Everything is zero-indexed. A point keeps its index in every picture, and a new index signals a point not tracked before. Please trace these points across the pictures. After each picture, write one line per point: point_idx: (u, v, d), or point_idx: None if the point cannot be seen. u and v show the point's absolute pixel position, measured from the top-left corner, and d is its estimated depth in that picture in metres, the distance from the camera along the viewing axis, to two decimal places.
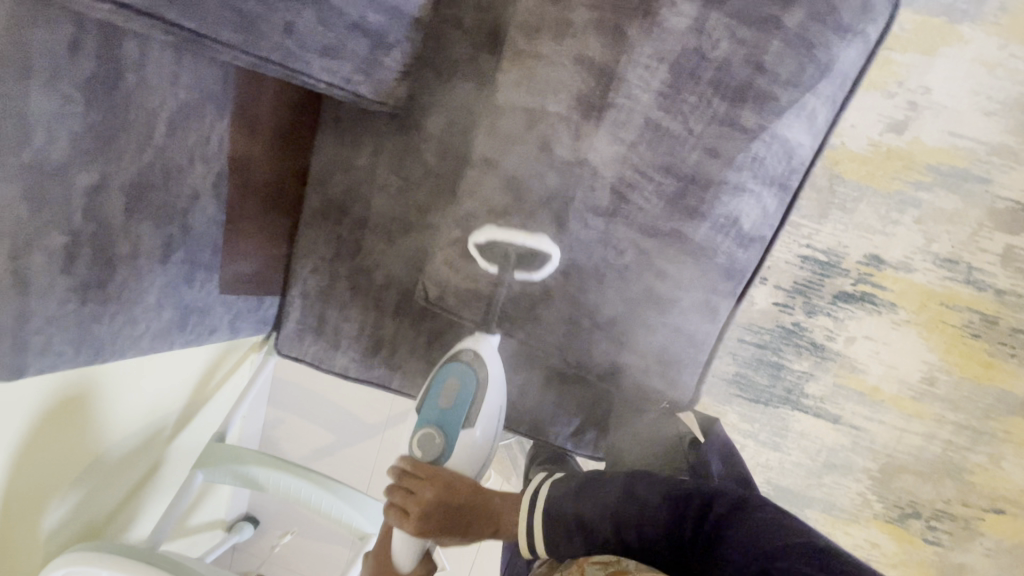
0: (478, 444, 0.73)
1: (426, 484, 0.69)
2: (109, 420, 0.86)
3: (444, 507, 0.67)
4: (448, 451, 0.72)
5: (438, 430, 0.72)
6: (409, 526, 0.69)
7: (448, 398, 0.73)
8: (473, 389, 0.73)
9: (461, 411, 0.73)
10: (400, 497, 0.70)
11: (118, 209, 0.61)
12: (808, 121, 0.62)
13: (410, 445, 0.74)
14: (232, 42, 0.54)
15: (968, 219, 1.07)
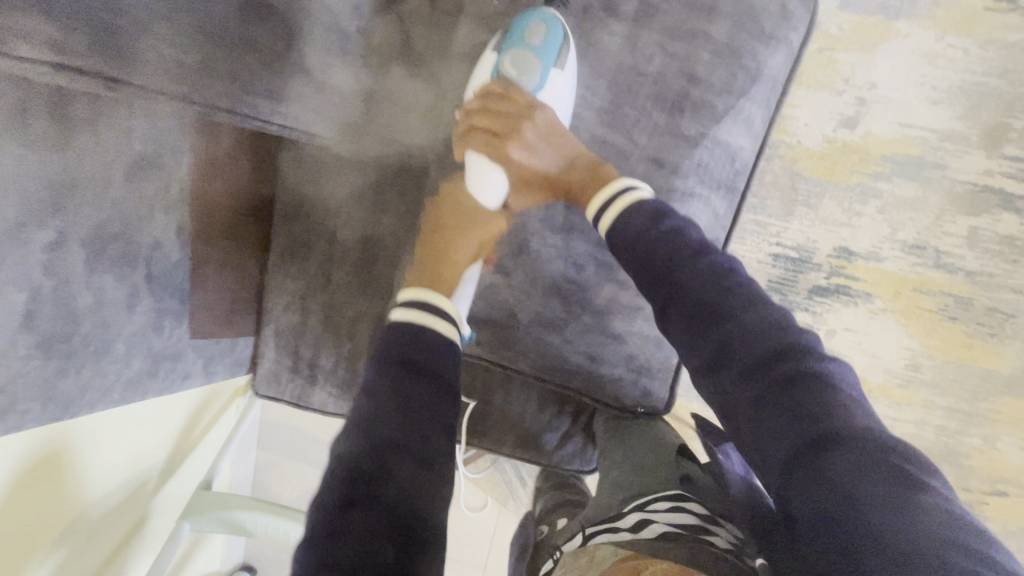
0: (561, 92, 0.61)
1: (523, 111, 0.60)
2: (87, 473, 0.84)
3: (541, 143, 0.61)
4: (537, 90, 0.60)
5: (527, 59, 0.59)
6: (503, 150, 0.61)
7: (538, 35, 0.59)
8: (568, 39, 0.60)
9: (554, 50, 0.59)
10: (492, 119, 0.61)
11: (77, 264, 0.62)
12: (747, 125, 0.63)
13: (495, 69, 0.61)
14: (176, 92, 0.55)
15: (930, 206, 1.09)
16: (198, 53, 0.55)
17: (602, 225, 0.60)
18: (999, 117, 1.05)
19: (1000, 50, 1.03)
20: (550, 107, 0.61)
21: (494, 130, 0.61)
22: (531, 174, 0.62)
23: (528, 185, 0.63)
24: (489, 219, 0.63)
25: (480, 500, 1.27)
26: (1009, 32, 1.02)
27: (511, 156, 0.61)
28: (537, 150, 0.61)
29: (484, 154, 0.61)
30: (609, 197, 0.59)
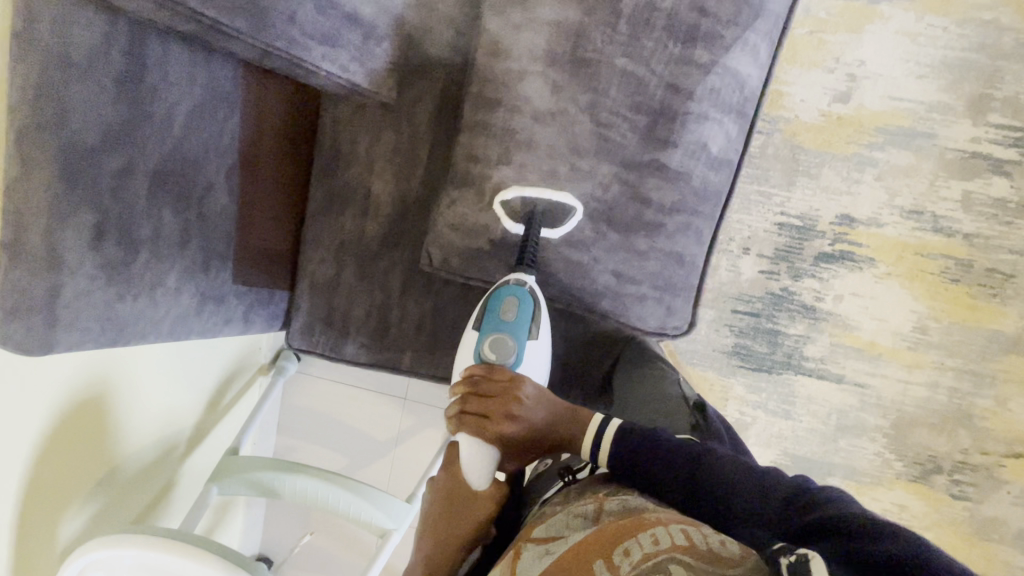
0: (534, 357, 0.71)
1: (510, 388, 0.66)
2: (128, 423, 0.87)
3: (530, 403, 0.66)
4: (517, 363, 0.70)
5: (506, 341, 0.69)
6: (493, 434, 0.65)
7: (512, 311, 0.70)
8: (538, 308, 0.71)
9: (525, 322, 0.70)
10: (479, 403, 0.67)
11: (141, 192, 0.67)
12: (753, 54, 0.70)
13: (477, 352, 0.70)
14: (244, 29, 0.62)
15: (923, 172, 1.16)
16: None
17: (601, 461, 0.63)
18: (981, 89, 1.13)
19: (976, 28, 1.12)
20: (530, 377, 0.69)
21: (486, 412, 0.66)
22: (525, 441, 0.66)
23: (519, 451, 0.67)
24: (479, 495, 0.65)
25: None
26: (983, 12, 1.12)
27: (502, 433, 0.65)
28: (526, 410, 0.66)
29: (481, 438, 0.65)
30: (600, 421, 0.65)
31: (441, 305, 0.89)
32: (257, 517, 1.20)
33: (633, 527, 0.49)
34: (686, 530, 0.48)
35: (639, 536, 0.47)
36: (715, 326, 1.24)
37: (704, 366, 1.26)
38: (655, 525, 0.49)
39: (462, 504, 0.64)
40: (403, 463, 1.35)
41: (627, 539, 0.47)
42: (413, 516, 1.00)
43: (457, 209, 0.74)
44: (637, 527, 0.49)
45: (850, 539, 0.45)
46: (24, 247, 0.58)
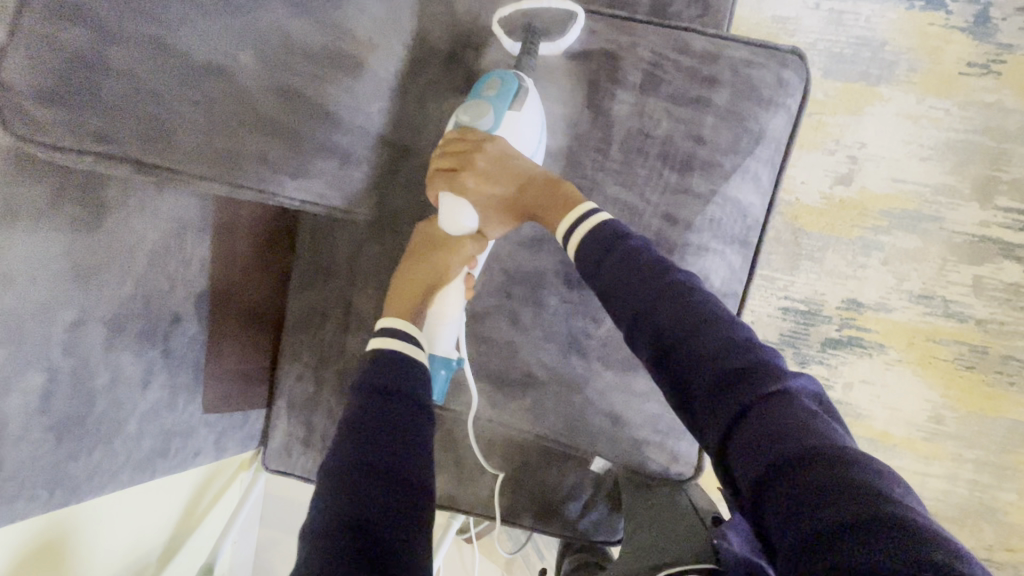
0: (522, 133, 0.64)
1: (476, 145, 0.62)
2: (87, 559, 0.80)
3: (496, 167, 0.63)
4: (495, 128, 0.63)
5: (482, 105, 0.62)
6: (458, 184, 0.62)
7: (493, 88, 0.63)
8: (523, 85, 0.63)
9: (510, 97, 0.63)
10: (448, 158, 0.63)
11: (97, 342, 0.62)
12: (755, 181, 0.66)
13: (454, 124, 0.64)
14: (207, 173, 0.57)
15: (931, 256, 1.11)
16: (229, 135, 0.57)
17: (572, 246, 0.61)
18: (987, 171, 1.09)
19: (979, 110, 1.09)
20: (507, 138, 0.63)
21: (453, 162, 0.63)
22: (496, 202, 0.64)
23: (490, 204, 0.65)
24: (454, 239, 0.66)
25: None
26: (986, 94, 1.09)
27: (469, 186, 0.63)
28: (493, 165, 0.63)
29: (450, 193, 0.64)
30: (578, 215, 0.60)
31: None
32: None
33: None
34: None
35: None
36: None
37: None
38: None
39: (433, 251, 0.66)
40: None
41: None
42: None
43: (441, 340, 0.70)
44: None
45: (792, 487, 0.40)
46: None
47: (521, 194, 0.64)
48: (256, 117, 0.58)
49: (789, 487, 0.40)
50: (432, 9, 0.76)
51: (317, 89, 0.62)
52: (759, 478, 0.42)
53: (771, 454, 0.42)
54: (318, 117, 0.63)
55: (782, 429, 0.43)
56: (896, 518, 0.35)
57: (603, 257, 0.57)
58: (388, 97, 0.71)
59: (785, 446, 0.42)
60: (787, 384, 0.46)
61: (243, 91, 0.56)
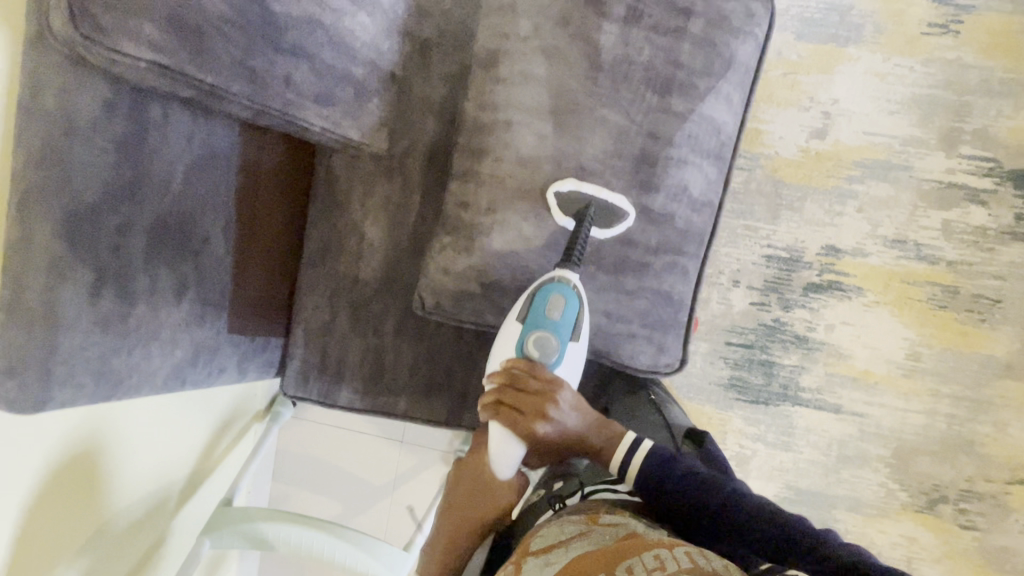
0: (574, 359, 0.71)
1: (548, 392, 0.68)
2: (118, 475, 0.86)
3: (565, 413, 0.69)
4: (557, 364, 0.69)
5: (550, 341, 0.68)
6: (527, 430, 0.69)
7: (558, 310, 0.67)
8: (583, 309, 0.69)
9: (571, 322, 0.69)
10: (516, 396, 0.69)
11: (138, 249, 0.68)
12: (726, 102, 0.74)
13: (520, 348, 0.69)
14: (241, 91, 0.64)
15: (902, 203, 1.19)
16: (258, 56, 0.64)
17: (626, 477, 0.69)
18: (951, 123, 1.18)
19: (941, 67, 1.17)
20: (568, 384, 0.70)
21: (521, 407, 0.69)
22: (554, 444, 0.71)
23: (547, 446, 0.72)
24: (504, 491, 0.73)
25: None
26: (946, 52, 1.17)
27: (535, 430, 0.69)
28: (562, 416, 0.69)
29: (515, 433, 0.69)
30: (628, 448, 0.70)
31: (435, 348, 0.90)
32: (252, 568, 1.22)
33: (638, 548, 0.51)
34: (688, 552, 0.51)
35: (644, 556, 0.49)
36: (710, 358, 1.25)
37: (701, 400, 1.25)
38: (657, 547, 0.51)
39: (487, 487, 0.73)
40: (401, 507, 1.33)
41: (630, 557, 0.49)
42: (409, 566, 0.98)
43: (447, 254, 0.76)
44: (641, 549, 0.51)
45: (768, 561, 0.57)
46: (21, 306, 0.59)
47: (576, 443, 0.72)
48: (281, 40, 0.65)
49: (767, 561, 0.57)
50: None
51: (336, 22, 0.69)
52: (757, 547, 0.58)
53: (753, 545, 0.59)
54: (335, 47, 0.70)
55: (756, 521, 0.60)
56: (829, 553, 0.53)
57: (658, 464, 0.68)
58: (396, 37, 0.79)
59: (758, 533, 0.59)
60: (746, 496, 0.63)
61: (272, 16, 0.63)
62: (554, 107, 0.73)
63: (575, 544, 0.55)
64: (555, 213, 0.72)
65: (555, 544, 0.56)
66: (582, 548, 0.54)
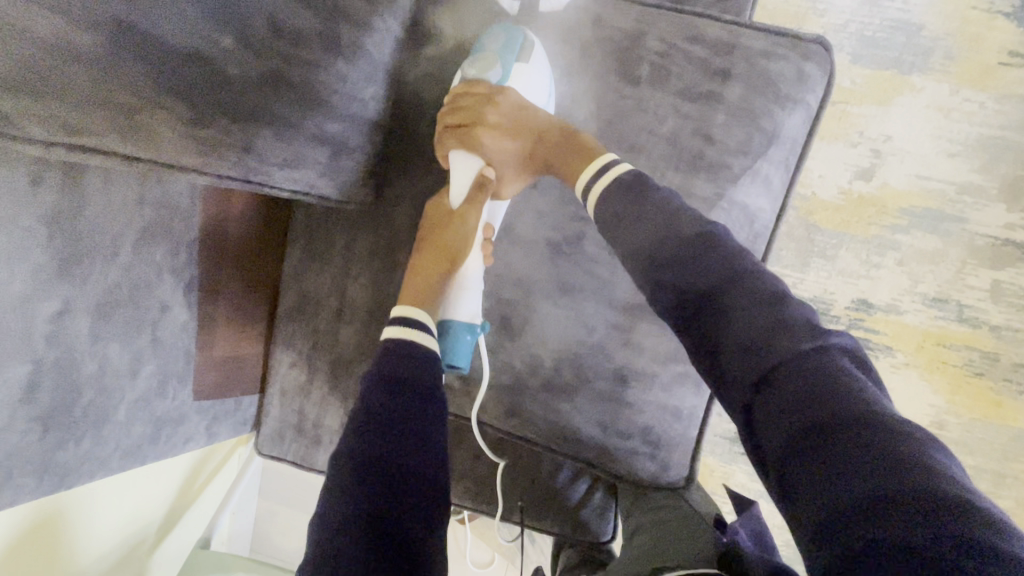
0: (530, 83, 0.61)
1: (487, 99, 0.59)
2: (86, 533, 0.82)
3: (505, 120, 0.60)
4: (501, 80, 0.60)
5: (488, 57, 0.60)
6: (472, 135, 0.60)
7: (496, 39, 0.60)
8: (525, 35, 0.61)
9: (513, 43, 0.60)
10: (459, 114, 0.61)
11: (83, 332, 0.61)
12: (765, 184, 0.61)
13: (462, 77, 0.62)
14: (190, 164, 0.55)
15: (950, 259, 1.07)
16: (212, 125, 0.54)
17: (589, 199, 0.57)
18: (1019, 171, 1.03)
19: (1017, 104, 1.02)
20: (517, 92, 0.61)
21: (465, 118, 0.60)
22: (505, 157, 0.62)
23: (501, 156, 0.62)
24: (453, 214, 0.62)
25: (486, 555, 1.24)
26: None
27: (482, 141, 0.60)
28: (504, 128, 0.60)
29: (459, 151, 0.61)
30: (595, 164, 0.57)
31: None
32: None
33: None
34: None
35: None
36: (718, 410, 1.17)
37: (704, 451, 1.19)
38: None
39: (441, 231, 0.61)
40: None
41: None
42: None
43: None
44: None
45: (815, 456, 0.39)
46: None
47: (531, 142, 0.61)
48: (238, 103, 0.55)
49: (818, 456, 0.39)
50: None
51: (308, 73, 0.58)
52: (813, 441, 0.39)
53: (795, 440, 0.40)
54: (306, 104, 0.59)
55: (821, 400, 0.40)
56: (928, 496, 0.34)
57: (647, 218, 0.53)
58: (382, 81, 0.67)
59: (814, 413, 0.40)
60: (824, 352, 0.43)
61: (225, 79, 0.53)
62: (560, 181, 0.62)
63: None
64: None
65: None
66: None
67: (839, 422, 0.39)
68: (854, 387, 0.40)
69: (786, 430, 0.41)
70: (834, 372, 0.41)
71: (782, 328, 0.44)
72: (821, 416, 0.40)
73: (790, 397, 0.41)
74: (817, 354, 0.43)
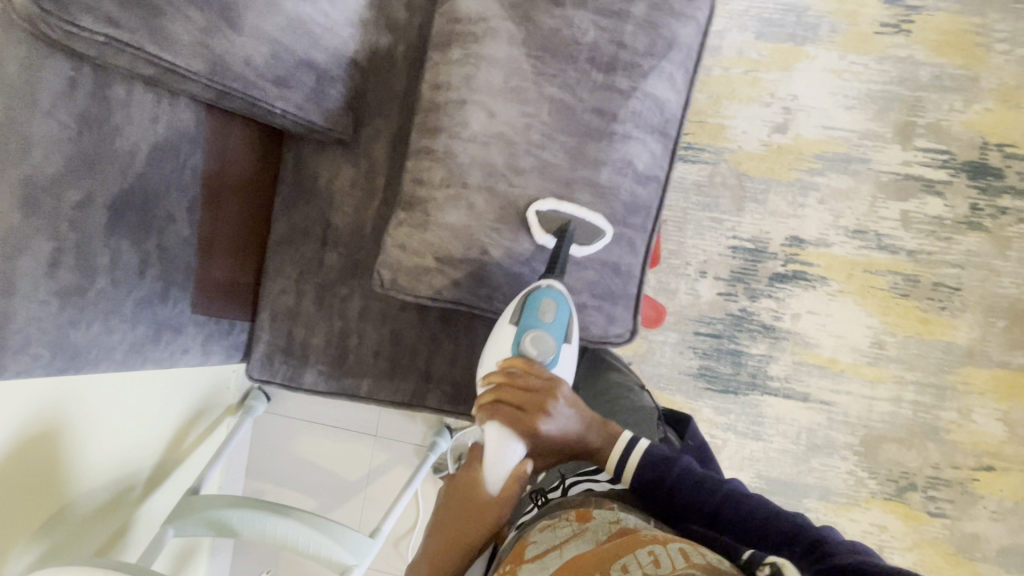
0: (567, 362, 0.73)
1: (550, 390, 0.68)
2: (84, 455, 0.86)
3: (565, 411, 0.67)
4: (551, 364, 0.71)
5: (545, 340, 0.70)
6: (527, 430, 0.66)
7: (550, 311, 0.70)
8: (570, 319, 0.72)
9: (562, 324, 0.72)
10: (515, 393, 0.67)
11: (99, 223, 0.70)
12: (670, 81, 0.76)
13: (518, 347, 0.71)
14: (200, 70, 0.67)
15: (863, 194, 1.22)
16: (219, 36, 0.67)
17: (624, 478, 0.67)
18: (906, 117, 1.22)
19: (894, 64, 1.22)
20: (564, 383, 0.70)
21: (521, 404, 0.67)
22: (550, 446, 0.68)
23: (547, 451, 0.69)
24: (490, 502, 0.65)
25: None
26: (899, 49, 1.22)
27: (536, 430, 0.66)
28: (560, 412, 0.67)
29: (513, 429, 0.66)
30: (626, 448, 0.68)
31: (399, 329, 0.91)
32: (224, 552, 1.27)
33: (631, 545, 0.51)
34: (684, 552, 0.51)
35: (640, 553, 0.49)
36: (680, 349, 1.27)
37: (671, 390, 1.27)
38: (653, 544, 0.51)
39: (477, 508, 0.65)
40: (375, 502, 1.33)
41: (626, 556, 0.49)
42: (376, 551, 0.99)
43: (401, 229, 0.77)
44: (635, 545, 0.51)
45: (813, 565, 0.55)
46: None
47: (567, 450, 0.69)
48: (239, 20, 0.68)
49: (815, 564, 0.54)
50: None
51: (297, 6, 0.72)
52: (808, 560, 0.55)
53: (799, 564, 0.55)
54: (296, 30, 0.73)
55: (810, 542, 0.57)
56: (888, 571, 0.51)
57: (650, 467, 0.67)
58: (358, 25, 0.82)
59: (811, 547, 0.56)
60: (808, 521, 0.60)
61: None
62: (505, 84, 0.75)
63: (568, 547, 0.54)
64: (536, 235, 0.74)
65: (549, 549, 0.54)
66: (578, 548, 0.53)
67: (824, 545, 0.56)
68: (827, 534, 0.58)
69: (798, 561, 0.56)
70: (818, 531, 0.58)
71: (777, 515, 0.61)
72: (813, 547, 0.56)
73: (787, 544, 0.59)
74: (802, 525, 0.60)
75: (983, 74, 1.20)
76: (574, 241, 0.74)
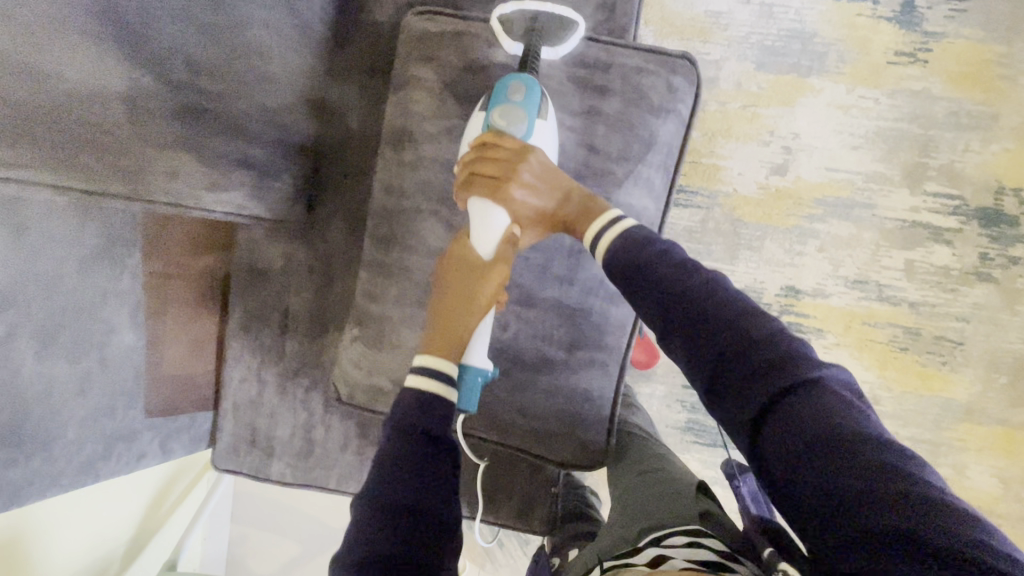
0: (546, 138, 0.64)
1: (520, 156, 0.60)
2: (43, 562, 0.84)
3: (537, 183, 0.61)
4: (527, 135, 0.62)
5: (515, 110, 0.61)
6: (501, 197, 0.60)
7: (519, 91, 0.62)
8: (545, 97, 0.63)
9: (535, 104, 0.63)
10: (486, 167, 0.61)
11: (27, 352, 0.65)
12: (647, 186, 0.69)
13: (487, 123, 0.62)
14: (119, 190, 0.61)
15: (865, 242, 1.14)
16: (136, 154, 0.60)
17: (601, 248, 0.60)
18: (916, 158, 1.12)
19: (908, 98, 1.11)
20: (541, 152, 0.63)
21: (493, 174, 0.61)
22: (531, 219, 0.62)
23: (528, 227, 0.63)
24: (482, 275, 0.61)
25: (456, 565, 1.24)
26: (913, 82, 1.11)
27: (511, 197, 0.61)
28: (535, 179, 0.61)
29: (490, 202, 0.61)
30: (607, 221, 0.61)
31: (365, 422, 0.87)
32: None
33: None
34: None
35: None
36: (667, 402, 1.22)
37: None
38: None
39: (467, 279, 0.61)
40: None
41: None
42: None
43: (356, 342, 0.72)
44: None
45: (826, 467, 0.43)
46: None
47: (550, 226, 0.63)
48: (155, 132, 0.61)
49: (832, 470, 0.42)
50: (349, 28, 0.81)
51: (226, 105, 0.65)
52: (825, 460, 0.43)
53: (798, 450, 0.44)
54: (228, 131, 0.66)
55: (827, 421, 0.44)
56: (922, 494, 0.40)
57: (635, 262, 0.58)
58: (303, 112, 0.75)
59: (823, 431, 0.44)
60: (818, 374, 0.47)
61: (146, 114, 0.60)
62: None
63: None
64: (502, 39, 0.67)
65: None
66: None
67: (839, 432, 0.43)
68: (847, 414, 0.44)
69: (795, 446, 0.44)
70: (829, 403, 0.45)
71: (779, 354, 0.48)
72: (819, 428, 0.44)
73: (786, 411, 0.46)
74: (808, 378, 0.47)
75: (1004, 111, 1.10)
76: (545, 40, 0.66)
